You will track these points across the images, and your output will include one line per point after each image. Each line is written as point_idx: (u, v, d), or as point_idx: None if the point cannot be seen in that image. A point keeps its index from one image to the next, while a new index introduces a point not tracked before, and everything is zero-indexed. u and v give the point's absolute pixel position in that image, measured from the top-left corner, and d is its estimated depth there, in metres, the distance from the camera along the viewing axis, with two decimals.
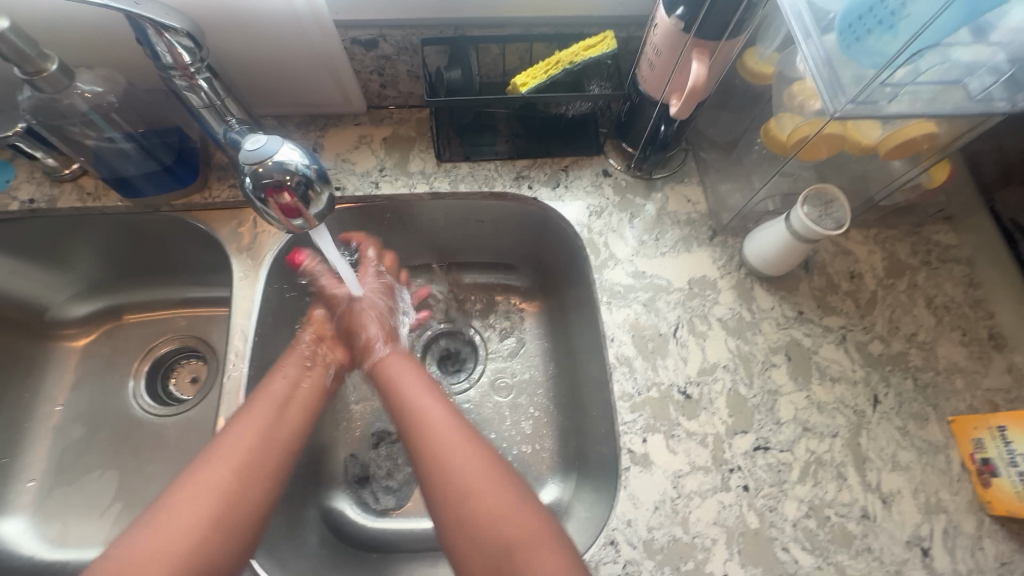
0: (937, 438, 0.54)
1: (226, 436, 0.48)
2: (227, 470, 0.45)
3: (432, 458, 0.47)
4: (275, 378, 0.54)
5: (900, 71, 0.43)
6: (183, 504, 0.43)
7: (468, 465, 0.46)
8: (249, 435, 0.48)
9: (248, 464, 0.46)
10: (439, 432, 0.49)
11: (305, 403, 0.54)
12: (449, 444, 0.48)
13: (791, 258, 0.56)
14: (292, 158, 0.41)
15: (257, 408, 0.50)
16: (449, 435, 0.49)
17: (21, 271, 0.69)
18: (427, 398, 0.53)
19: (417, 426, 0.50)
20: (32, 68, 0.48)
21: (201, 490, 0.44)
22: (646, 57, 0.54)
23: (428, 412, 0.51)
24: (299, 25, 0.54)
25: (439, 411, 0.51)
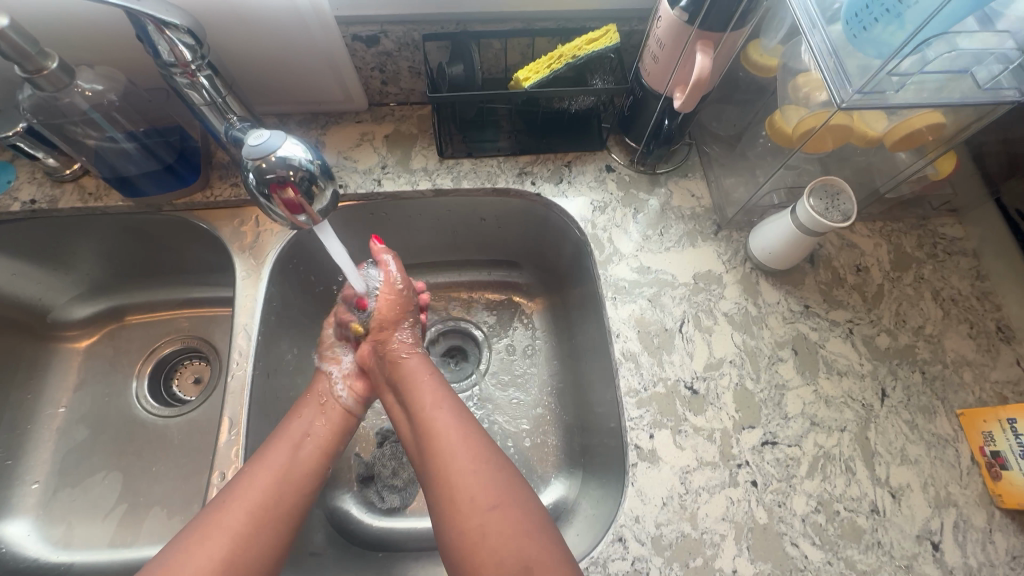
0: (946, 431, 0.54)
1: (241, 477, 0.47)
2: (241, 510, 0.44)
3: (442, 478, 0.46)
4: (292, 417, 0.53)
5: (907, 60, 0.42)
6: (196, 544, 0.42)
7: (480, 487, 0.45)
8: (264, 475, 0.47)
9: (263, 504, 0.45)
10: (449, 448, 0.47)
11: (322, 443, 0.53)
12: (460, 465, 0.46)
13: (797, 251, 0.56)
14: (295, 153, 0.40)
15: (274, 448, 0.50)
16: (460, 452, 0.47)
17: (23, 271, 0.69)
18: (439, 410, 0.51)
19: (428, 443, 0.49)
20: (33, 66, 0.47)
21: (216, 533, 0.43)
22: (650, 50, 0.54)
23: (439, 428, 0.49)
24: (301, 22, 0.54)
25: (450, 424, 0.49)
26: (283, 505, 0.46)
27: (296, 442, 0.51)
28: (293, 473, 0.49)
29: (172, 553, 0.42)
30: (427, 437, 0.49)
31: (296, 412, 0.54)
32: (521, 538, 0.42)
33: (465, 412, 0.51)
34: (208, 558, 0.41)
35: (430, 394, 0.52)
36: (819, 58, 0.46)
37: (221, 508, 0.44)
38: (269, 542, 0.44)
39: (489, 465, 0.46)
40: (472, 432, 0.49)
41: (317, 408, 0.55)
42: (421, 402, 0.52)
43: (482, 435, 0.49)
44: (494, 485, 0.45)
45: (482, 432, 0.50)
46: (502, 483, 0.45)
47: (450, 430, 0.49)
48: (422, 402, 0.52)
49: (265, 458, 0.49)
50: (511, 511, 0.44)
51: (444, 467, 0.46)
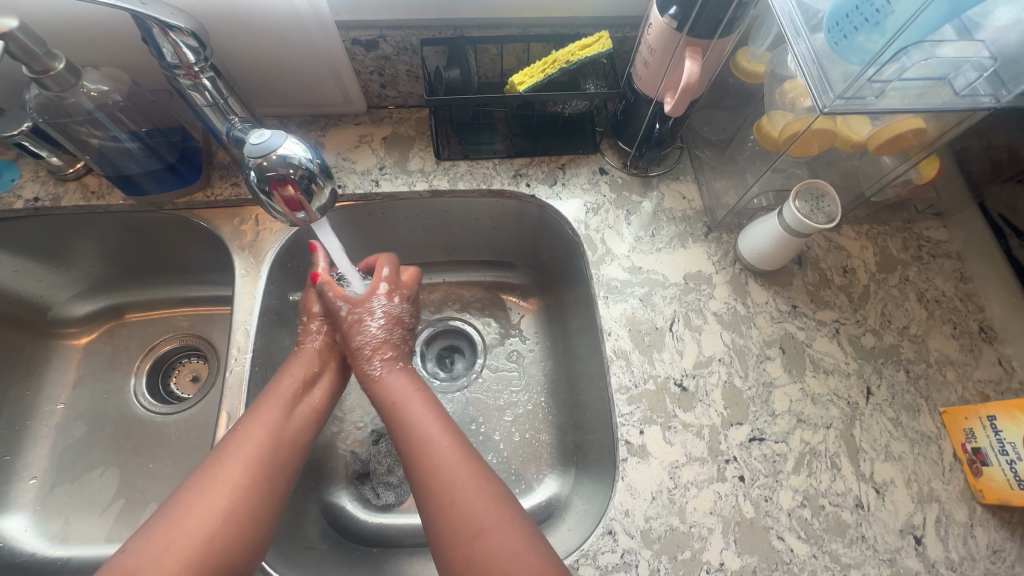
0: (929, 428, 0.55)
1: (232, 437, 0.48)
2: (237, 467, 0.46)
3: (433, 497, 0.46)
4: (283, 376, 0.54)
5: (887, 68, 0.44)
6: (192, 505, 0.43)
7: (471, 507, 0.45)
8: (258, 432, 0.48)
9: (256, 464, 0.47)
10: (441, 467, 0.47)
11: (311, 404, 0.54)
12: (453, 483, 0.46)
13: (784, 252, 0.57)
14: (295, 151, 0.41)
15: (265, 407, 0.50)
16: (453, 471, 0.47)
17: (25, 268, 0.70)
18: (431, 428, 0.51)
19: (418, 461, 0.49)
20: (40, 67, 0.48)
21: (213, 489, 0.44)
22: (641, 56, 0.55)
23: (432, 445, 0.49)
24: (302, 26, 0.55)
25: (443, 443, 0.49)
26: (277, 464, 0.48)
27: (285, 402, 0.51)
28: (283, 433, 0.49)
29: (170, 511, 0.43)
30: (419, 455, 0.49)
31: (287, 369, 0.55)
32: (508, 558, 0.42)
33: (457, 430, 0.52)
34: (207, 512, 0.43)
35: (420, 412, 0.52)
36: (803, 66, 0.48)
37: (217, 467, 0.46)
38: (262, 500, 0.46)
39: (481, 484, 0.47)
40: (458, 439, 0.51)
41: (309, 365, 0.56)
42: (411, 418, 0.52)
43: (475, 454, 0.50)
44: (485, 505, 0.45)
45: (473, 451, 0.50)
46: (494, 501, 0.46)
47: (442, 450, 0.49)
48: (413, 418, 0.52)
49: (255, 420, 0.49)
50: (501, 530, 0.44)
51: (434, 484, 0.47)
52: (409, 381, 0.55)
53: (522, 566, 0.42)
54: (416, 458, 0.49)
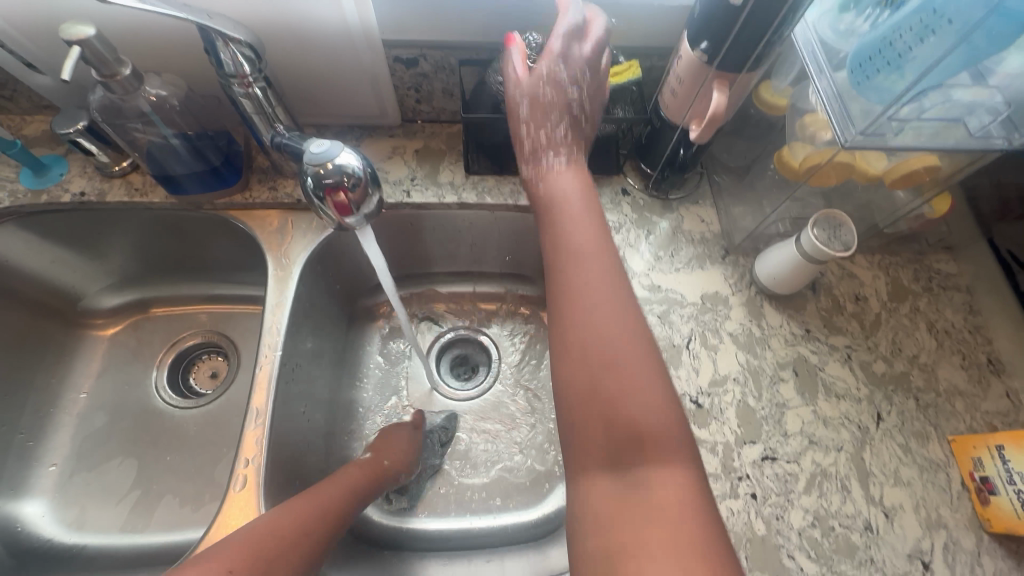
0: (938, 456, 0.57)
1: (295, 497, 0.51)
2: (295, 520, 0.48)
3: (600, 381, 0.46)
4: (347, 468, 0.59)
5: (906, 107, 0.46)
6: (251, 540, 0.45)
7: (642, 403, 0.45)
8: (321, 501, 0.52)
9: (314, 523, 0.49)
10: (632, 369, 0.46)
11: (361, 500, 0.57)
12: (638, 387, 0.45)
13: (800, 279, 0.59)
14: (350, 161, 0.44)
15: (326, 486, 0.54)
16: (636, 380, 0.46)
17: (62, 259, 0.72)
18: (619, 320, 0.49)
19: (601, 341, 0.47)
20: (108, 72, 0.50)
21: (264, 536, 0.46)
22: (670, 84, 0.58)
23: (609, 321, 0.48)
24: (351, 44, 0.58)
25: (624, 317, 0.49)
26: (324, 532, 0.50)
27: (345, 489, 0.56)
28: (340, 509, 0.53)
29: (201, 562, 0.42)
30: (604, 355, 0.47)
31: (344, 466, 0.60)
32: (660, 443, 0.43)
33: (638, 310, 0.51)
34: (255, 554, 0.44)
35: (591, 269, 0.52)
36: (824, 100, 0.51)
37: (276, 516, 0.48)
38: (305, 553, 0.47)
39: (658, 378, 0.46)
40: (642, 336, 0.49)
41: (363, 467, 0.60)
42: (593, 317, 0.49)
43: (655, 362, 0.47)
44: (666, 421, 0.45)
45: (650, 338, 0.49)
46: (677, 433, 0.45)
47: (617, 323, 0.48)
48: (583, 267, 0.52)
49: (322, 486, 0.54)
50: (659, 422, 0.44)
51: (610, 362, 0.46)
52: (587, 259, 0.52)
53: (666, 455, 0.43)
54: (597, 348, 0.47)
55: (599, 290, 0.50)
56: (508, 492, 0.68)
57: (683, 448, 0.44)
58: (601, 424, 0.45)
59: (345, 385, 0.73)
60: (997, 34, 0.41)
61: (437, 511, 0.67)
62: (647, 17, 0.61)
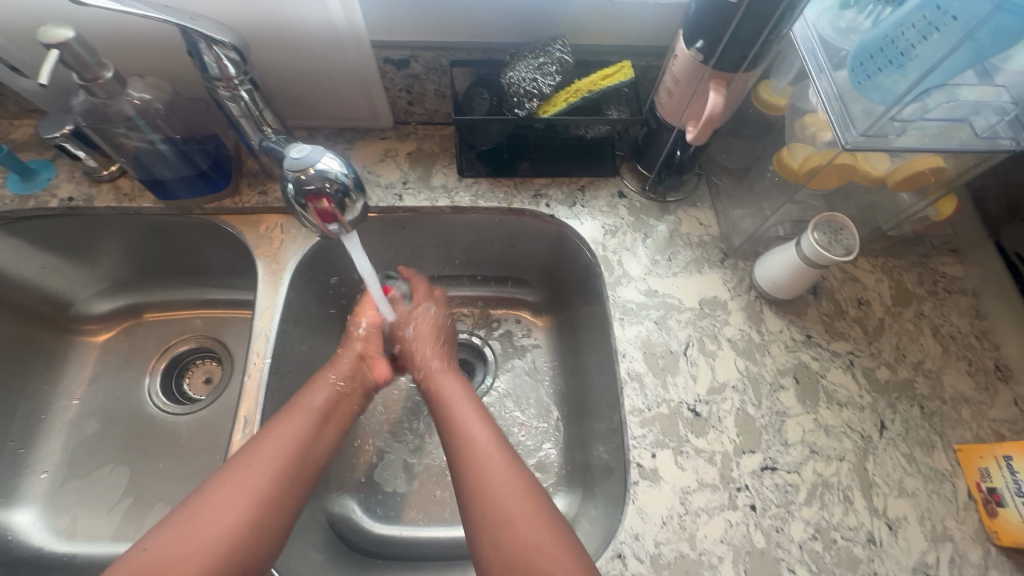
0: (943, 465, 0.55)
1: (261, 438, 0.49)
2: (261, 478, 0.46)
3: (494, 520, 0.45)
4: (317, 385, 0.55)
5: (909, 107, 0.45)
6: (212, 511, 0.44)
7: (516, 505, 0.46)
8: (286, 442, 0.49)
9: (281, 474, 0.47)
10: (504, 488, 0.47)
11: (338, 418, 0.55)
12: (510, 497, 0.47)
13: (801, 283, 0.58)
14: (332, 167, 0.43)
15: (291, 417, 0.51)
16: (511, 493, 0.47)
17: (51, 265, 0.71)
18: (484, 440, 0.51)
19: (471, 469, 0.49)
20: (90, 76, 0.50)
21: (227, 503, 0.44)
22: (665, 85, 0.56)
23: (478, 444, 0.51)
24: (339, 46, 0.57)
25: (489, 439, 0.51)
26: (296, 476, 0.48)
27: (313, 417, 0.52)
28: (311, 444, 0.51)
29: (161, 544, 0.42)
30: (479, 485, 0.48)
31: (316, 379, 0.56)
32: (543, 552, 0.44)
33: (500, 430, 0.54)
34: (220, 528, 0.43)
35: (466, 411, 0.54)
36: (824, 100, 0.49)
37: (240, 475, 0.46)
38: (284, 505, 0.47)
39: (521, 478, 0.48)
40: (507, 449, 0.51)
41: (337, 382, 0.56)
42: (470, 438, 0.52)
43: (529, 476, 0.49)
44: (551, 536, 0.45)
45: (517, 455, 0.51)
46: (559, 533, 0.45)
47: (483, 442, 0.51)
48: (460, 423, 0.53)
49: (287, 418, 0.51)
50: (541, 534, 0.45)
51: (478, 470, 0.49)
52: (461, 395, 0.56)
53: (555, 565, 0.43)
54: (473, 483, 0.48)
55: (466, 411, 0.54)
56: None
57: (570, 547, 0.45)
58: (493, 538, 0.45)
59: None
60: (1002, 29, 0.39)
61: (430, 520, 0.66)
62: (642, 15, 0.60)
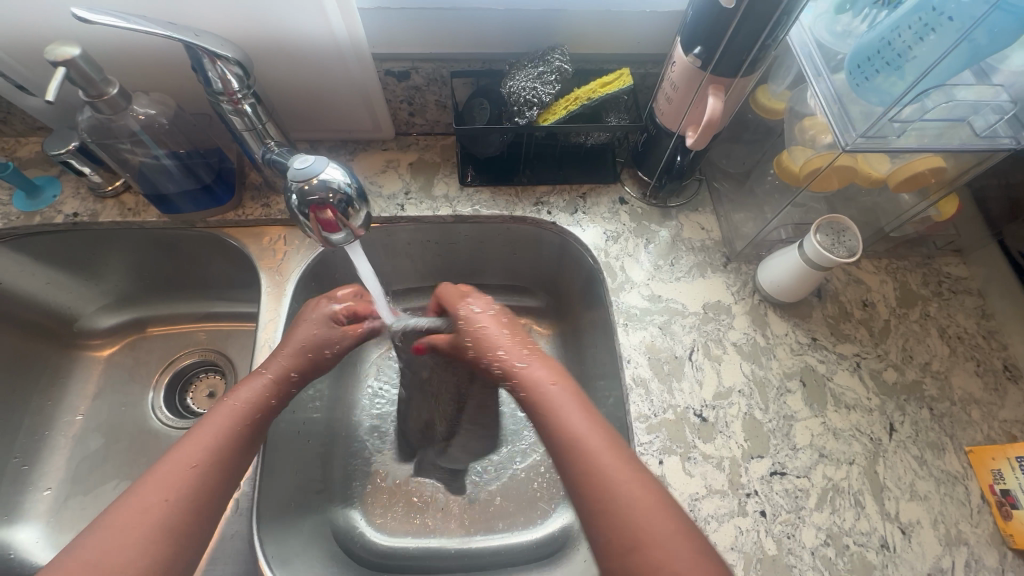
0: (955, 468, 0.54)
1: (175, 448, 0.45)
2: (166, 497, 0.42)
3: (623, 544, 0.39)
4: (241, 388, 0.50)
5: (908, 108, 0.45)
6: (112, 537, 0.40)
7: (649, 524, 0.40)
8: (200, 453, 0.45)
9: (193, 487, 0.43)
10: (634, 506, 0.40)
11: (264, 422, 0.50)
12: (645, 516, 0.40)
13: (805, 286, 0.58)
14: (336, 177, 0.43)
15: (210, 424, 0.47)
16: (640, 498, 0.41)
17: (56, 280, 0.71)
18: (606, 451, 0.43)
19: (593, 484, 0.42)
20: (95, 92, 0.50)
21: (128, 529, 0.40)
22: (665, 92, 0.57)
23: (597, 455, 0.43)
24: (341, 60, 0.58)
25: (605, 449, 0.43)
26: (207, 492, 0.44)
27: (235, 424, 0.48)
28: (230, 452, 0.46)
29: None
30: (608, 501, 0.41)
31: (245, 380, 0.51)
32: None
33: (613, 429, 0.46)
34: (119, 556, 0.39)
35: (573, 415, 0.45)
36: (824, 104, 0.50)
37: (142, 494, 0.42)
38: (195, 525, 0.43)
39: (649, 488, 0.42)
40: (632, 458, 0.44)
41: (267, 385, 0.51)
42: (586, 441, 0.44)
43: (652, 474, 0.43)
44: (688, 553, 0.39)
45: (641, 461, 0.44)
46: (701, 550, 0.39)
47: (607, 455, 0.43)
48: (570, 432, 0.44)
49: (203, 426, 0.47)
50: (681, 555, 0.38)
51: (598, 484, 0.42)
52: (563, 390, 0.47)
53: None
54: (600, 498, 0.41)
55: (576, 417, 0.45)
56: (510, 510, 0.67)
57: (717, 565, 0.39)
58: (623, 562, 0.39)
59: (342, 402, 0.72)
60: (999, 31, 0.39)
61: (436, 531, 0.65)
62: (640, 23, 0.60)
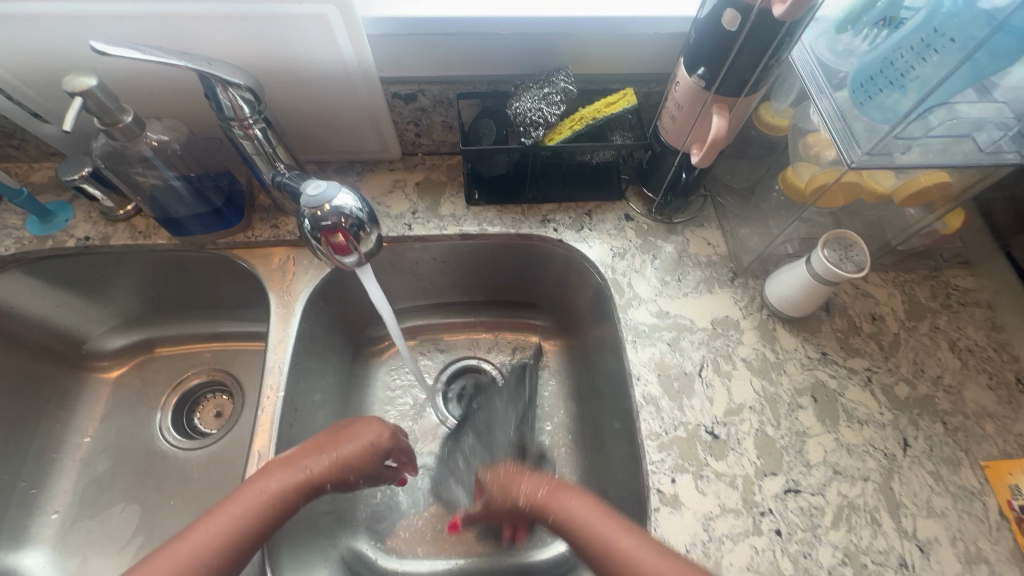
0: (972, 483, 0.54)
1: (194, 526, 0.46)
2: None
3: None
4: (273, 476, 0.50)
5: (912, 126, 0.45)
6: None
7: None
8: (212, 542, 0.45)
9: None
10: None
11: (285, 514, 0.49)
12: None
13: (814, 300, 0.58)
14: (347, 202, 0.44)
15: (233, 510, 0.47)
16: None
17: (66, 303, 0.72)
18: (641, 556, 0.45)
19: None
20: (110, 120, 0.51)
21: None
22: (668, 110, 0.57)
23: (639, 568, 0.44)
24: (350, 84, 0.59)
25: (642, 554, 0.45)
26: None
27: (257, 514, 0.47)
28: (244, 543, 0.46)
29: None
30: None
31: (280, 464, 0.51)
32: None
33: (655, 539, 0.47)
34: None
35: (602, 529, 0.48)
36: (828, 121, 0.50)
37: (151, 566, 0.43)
38: None
39: None
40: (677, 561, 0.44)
41: (298, 477, 0.50)
42: (619, 554, 0.46)
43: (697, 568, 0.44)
44: None
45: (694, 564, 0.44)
46: None
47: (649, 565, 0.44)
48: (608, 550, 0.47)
49: (227, 510, 0.47)
50: None
51: None
52: (576, 501, 0.51)
53: None
54: None
55: (611, 534, 0.47)
56: None
57: None
58: None
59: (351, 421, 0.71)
60: (1000, 51, 0.40)
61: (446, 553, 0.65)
62: (642, 45, 0.61)
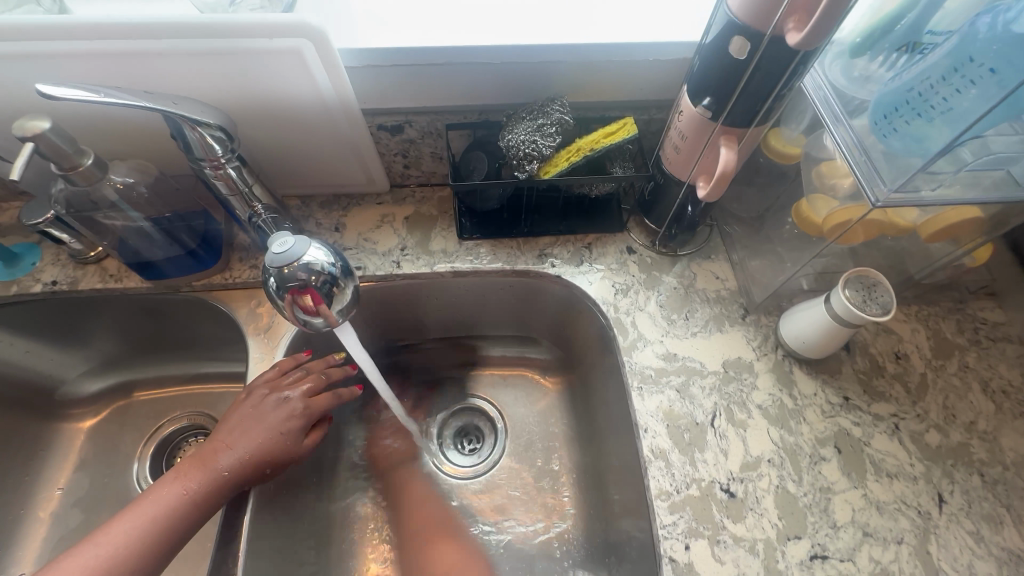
0: (1017, 545, 0.49)
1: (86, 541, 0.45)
2: None
3: None
4: (172, 482, 0.49)
5: (941, 161, 0.42)
6: None
7: None
8: (105, 555, 0.44)
9: None
10: None
11: (185, 519, 0.48)
12: None
13: (833, 343, 0.53)
14: (319, 258, 0.42)
15: (126, 521, 0.46)
16: None
17: (36, 349, 0.68)
18: None
19: None
20: (69, 164, 0.47)
21: None
22: (672, 140, 0.54)
23: None
24: (332, 118, 0.56)
25: None
26: None
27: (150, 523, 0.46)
28: (137, 553, 0.45)
29: None
30: None
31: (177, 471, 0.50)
32: None
33: None
34: None
35: None
36: (846, 152, 0.47)
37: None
38: None
39: None
40: None
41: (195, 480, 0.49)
42: None
43: None
44: None
45: None
46: None
47: None
48: None
49: (121, 522, 0.46)
50: None
51: None
52: None
53: None
54: None
55: None
56: None
57: None
58: None
59: (337, 472, 0.67)
60: None
61: None
62: (641, 71, 0.58)
